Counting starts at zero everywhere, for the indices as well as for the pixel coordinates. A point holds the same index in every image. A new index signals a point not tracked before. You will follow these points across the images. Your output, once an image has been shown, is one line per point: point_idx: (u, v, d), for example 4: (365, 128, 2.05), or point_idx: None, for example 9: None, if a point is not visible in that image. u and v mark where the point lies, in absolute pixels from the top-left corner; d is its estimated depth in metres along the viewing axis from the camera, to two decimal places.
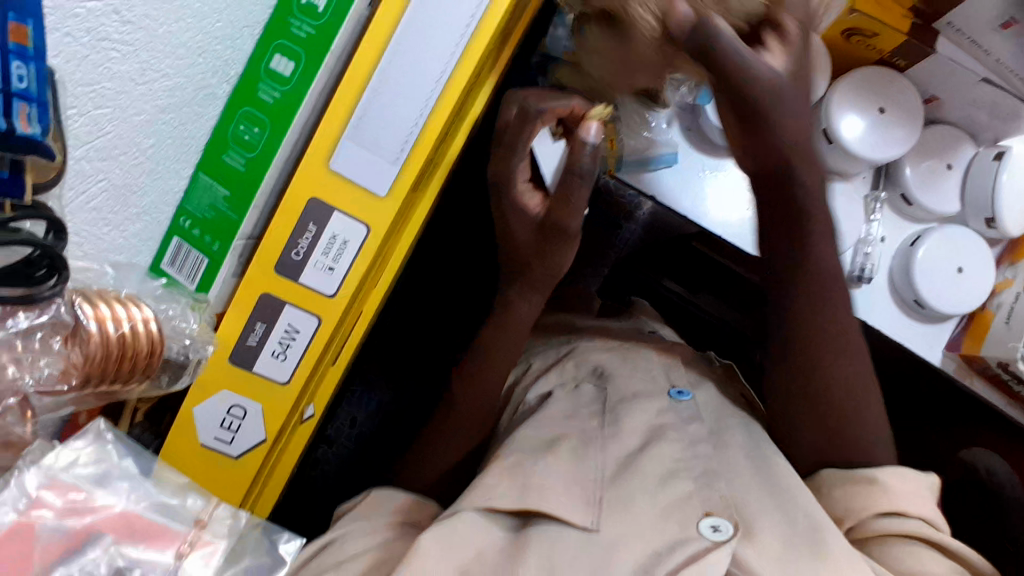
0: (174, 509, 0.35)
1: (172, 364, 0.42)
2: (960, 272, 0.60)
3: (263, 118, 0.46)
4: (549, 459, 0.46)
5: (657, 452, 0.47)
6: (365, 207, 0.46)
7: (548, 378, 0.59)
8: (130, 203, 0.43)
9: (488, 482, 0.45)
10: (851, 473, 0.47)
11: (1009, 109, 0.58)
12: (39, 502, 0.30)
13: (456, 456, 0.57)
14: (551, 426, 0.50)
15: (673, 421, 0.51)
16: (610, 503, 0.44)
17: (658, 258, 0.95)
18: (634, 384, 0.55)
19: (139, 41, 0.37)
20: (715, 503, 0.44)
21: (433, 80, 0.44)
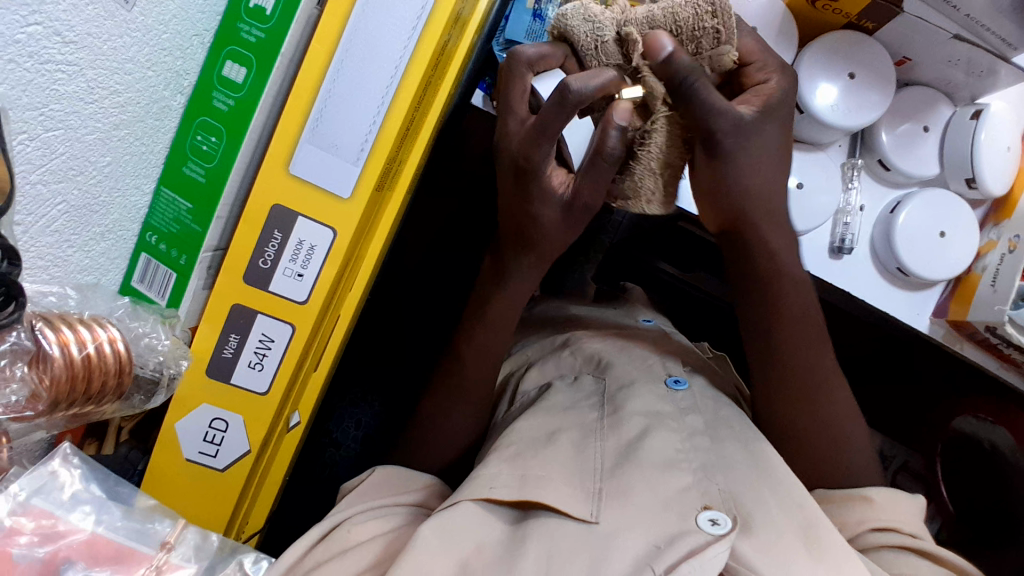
0: (142, 531, 0.38)
1: (143, 383, 0.44)
2: (943, 236, 0.59)
3: (219, 126, 0.45)
4: (548, 451, 0.46)
5: (655, 443, 0.46)
6: (329, 210, 0.46)
7: (545, 369, 0.60)
8: (93, 222, 0.43)
9: (489, 471, 0.44)
10: (849, 492, 0.50)
11: (985, 66, 0.57)
12: (14, 529, 0.33)
13: (455, 454, 0.56)
14: (549, 419, 0.50)
15: (670, 410, 0.50)
16: (608, 494, 0.43)
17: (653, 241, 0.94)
18: (631, 372, 0.55)
19: (83, 60, 0.36)
20: (715, 497, 0.42)
21: (387, 77, 0.43)
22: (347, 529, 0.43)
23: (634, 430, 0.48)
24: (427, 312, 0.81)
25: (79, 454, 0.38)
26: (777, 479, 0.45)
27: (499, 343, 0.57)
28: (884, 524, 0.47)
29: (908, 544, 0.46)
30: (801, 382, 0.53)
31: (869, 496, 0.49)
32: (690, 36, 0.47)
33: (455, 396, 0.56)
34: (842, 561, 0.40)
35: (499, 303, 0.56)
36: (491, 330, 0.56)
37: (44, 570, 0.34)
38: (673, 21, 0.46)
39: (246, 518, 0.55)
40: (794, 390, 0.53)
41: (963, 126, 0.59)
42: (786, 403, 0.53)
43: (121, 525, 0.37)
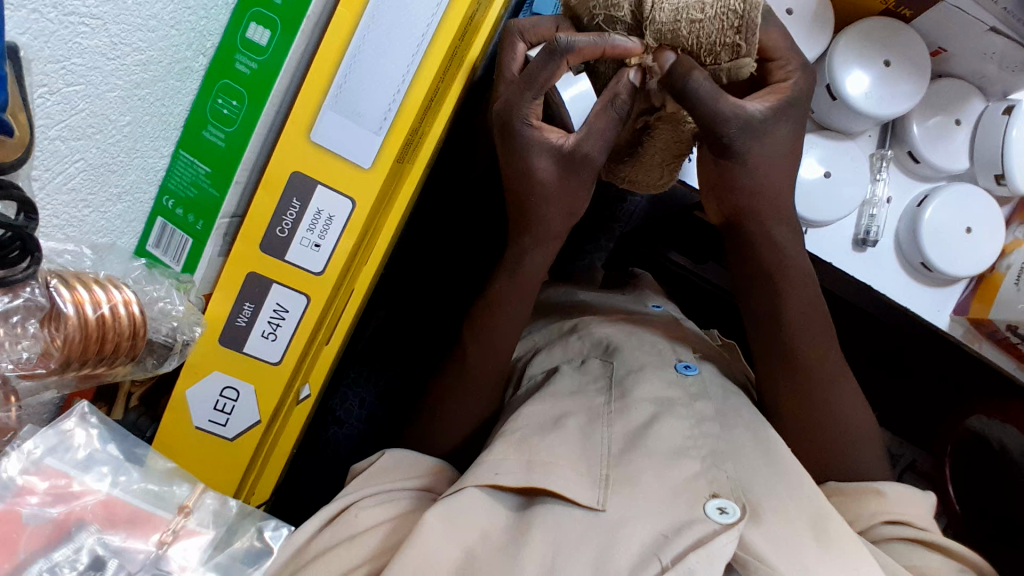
0: (159, 495, 0.38)
1: (156, 347, 0.43)
2: (970, 232, 0.58)
3: (240, 90, 0.44)
4: (555, 435, 0.45)
5: (666, 428, 0.46)
6: (350, 180, 0.45)
7: (552, 354, 0.59)
8: (110, 182, 0.42)
9: (494, 456, 0.43)
10: (860, 484, 0.49)
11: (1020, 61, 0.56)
12: (26, 488, 0.33)
13: (460, 437, 0.56)
14: (557, 402, 0.49)
15: (680, 396, 0.50)
16: (615, 481, 0.42)
17: (663, 232, 0.91)
18: (640, 357, 0.54)
19: (107, 14, 0.36)
20: (723, 485, 0.42)
21: (415, 45, 0.42)
22: (354, 514, 0.43)
23: (642, 417, 0.47)
24: (435, 292, 0.80)
25: (96, 413, 0.38)
26: (787, 467, 0.44)
27: (507, 324, 0.56)
28: (897, 517, 0.46)
29: (919, 537, 0.45)
30: (815, 375, 0.52)
31: (879, 488, 0.48)
32: (708, 50, 0.45)
33: (463, 377, 0.55)
34: (852, 553, 0.39)
35: (509, 283, 0.55)
36: (499, 311, 0.55)
37: (55, 530, 0.33)
38: (695, 37, 0.45)
39: (252, 490, 0.56)
40: (805, 379, 0.52)
41: (993, 121, 0.58)
42: (799, 395, 0.52)
43: (137, 487, 0.37)
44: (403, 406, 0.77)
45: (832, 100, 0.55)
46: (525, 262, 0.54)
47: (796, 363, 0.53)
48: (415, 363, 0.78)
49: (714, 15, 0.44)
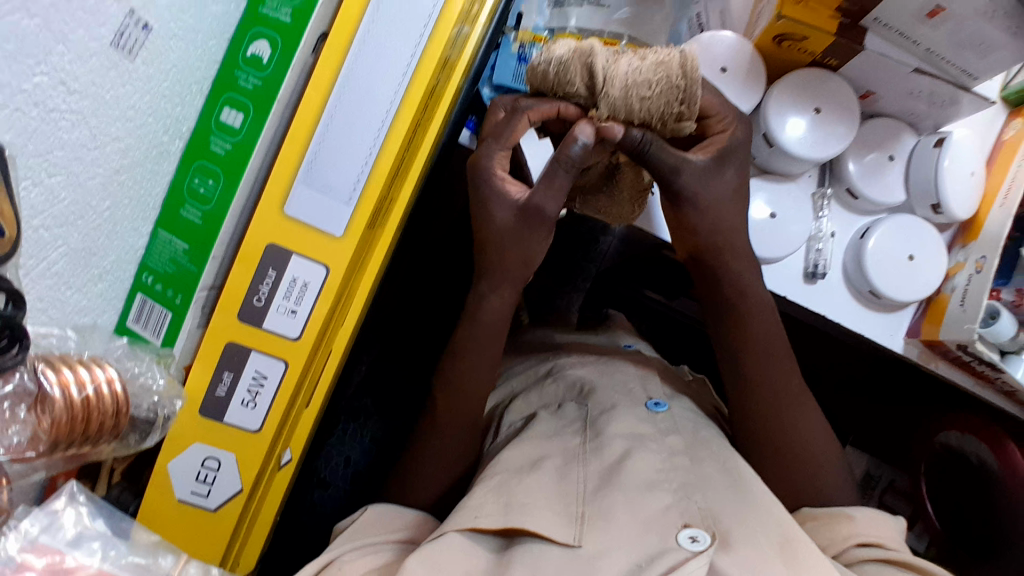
0: (147, 568, 0.37)
1: (139, 423, 0.43)
2: (912, 260, 0.61)
3: (216, 169, 0.46)
4: (532, 477, 0.47)
5: (639, 463, 0.47)
6: (323, 249, 0.47)
7: (530, 399, 0.61)
8: (92, 264, 0.44)
9: (472, 502, 0.45)
10: (829, 509, 0.51)
11: (947, 96, 0.56)
12: (24, 564, 0.32)
13: (439, 489, 0.56)
14: (534, 446, 0.51)
15: (651, 431, 0.51)
16: (590, 517, 0.44)
17: (633, 270, 0.96)
18: (613, 397, 0.56)
19: (86, 109, 0.38)
20: (694, 515, 0.43)
21: (379, 120, 0.45)
22: (339, 566, 0.44)
23: (615, 454, 0.48)
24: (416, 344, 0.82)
25: (84, 492, 0.40)
26: (755, 496, 0.46)
27: (484, 372, 0.57)
28: (868, 539, 0.48)
29: (890, 556, 0.46)
30: (778, 405, 0.55)
31: (850, 513, 0.50)
32: (658, 118, 0.49)
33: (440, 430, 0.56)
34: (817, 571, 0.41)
35: (480, 332, 0.57)
36: (473, 360, 0.57)
37: None
38: (646, 107, 0.49)
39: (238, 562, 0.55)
40: (767, 408, 0.55)
41: (926, 153, 0.60)
42: (764, 425, 0.55)
43: (126, 561, 0.37)
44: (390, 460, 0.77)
45: (770, 147, 0.59)
46: (494, 311, 0.57)
47: (759, 393, 0.55)
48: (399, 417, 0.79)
49: (659, 91, 0.48)
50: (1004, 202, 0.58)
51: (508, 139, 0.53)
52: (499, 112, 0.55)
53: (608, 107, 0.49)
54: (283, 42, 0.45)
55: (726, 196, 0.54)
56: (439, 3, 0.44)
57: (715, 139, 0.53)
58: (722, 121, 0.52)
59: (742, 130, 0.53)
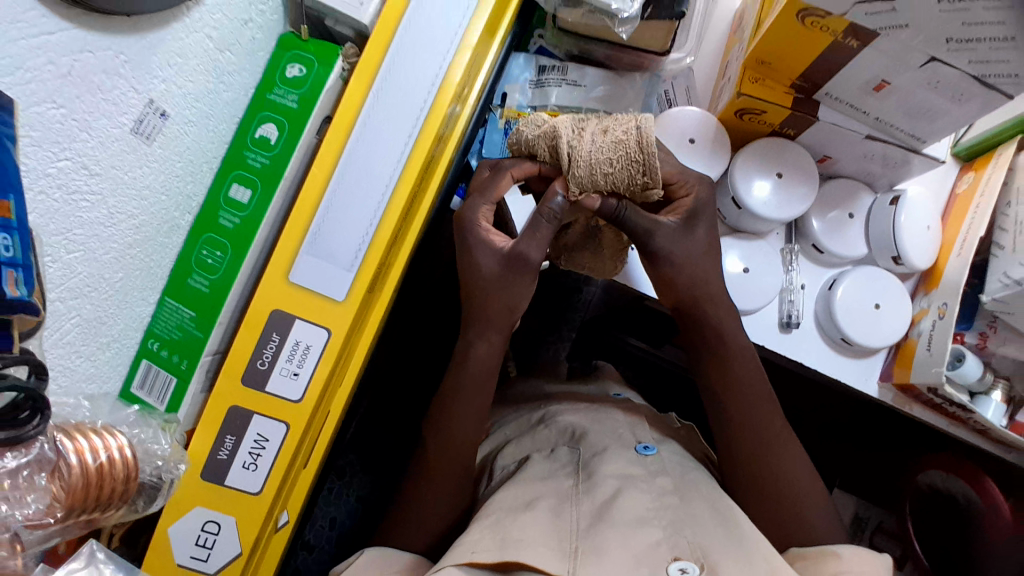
0: None
1: (145, 488, 0.44)
2: (878, 308, 0.64)
3: (225, 241, 0.49)
4: (526, 515, 0.48)
5: (629, 501, 0.49)
6: (325, 313, 0.49)
7: (523, 444, 0.63)
8: (101, 333, 0.46)
9: (469, 540, 0.46)
10: (814, 550, 0.50)
11: (899, 158, 0.61)
12: None
13: (433, 536, 0.56)
14: (528, 489, 0.52)
15: (640, 472, 0.53)
16: (583, 551, 0.44)
17: (620, 319, 0.97)
18: (604, 440, 0.58)
19: (105, 190, 0.41)
20: (683, 549, 0.45)
21: (379, 193, 0.49)
22: None
23: (606, 492, 0.50)
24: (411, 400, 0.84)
25: (106, 550, 0.39)
26: (742, 530, 0.48)
27: (477, 422, 0.59)
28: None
29: None
30: (763, 448, 0.57)
31: (836, 551, 0.49)
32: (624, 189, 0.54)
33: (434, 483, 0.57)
34: None
35: (473, 382, 0.59)
36: (466, 408, 0.59)
37: None
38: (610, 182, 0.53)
39: None
40: (751, 450, 0.57)
41: (883, 210, 0.65)
42: (751, 471, 0.56)
43: None
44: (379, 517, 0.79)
45: (739, 209, 0.63)
46: (487, 361, 0.59)
47: (742, 432, 0.58)
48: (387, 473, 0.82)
49: (620, 167, 0.52)
50: (961, 253, 0.62)
51: (493, 195, 0.57)
52: (483, 171, 0.59)
53: (577, 187, 0.52)
54: (291, 126, 0.49)
55: (699, 251, 0.58)
56: (433, 89, 0.49)
57: (680, 204, 0.57)
58: (683, 186, 0.56)
59: (705, 191, 0.57)
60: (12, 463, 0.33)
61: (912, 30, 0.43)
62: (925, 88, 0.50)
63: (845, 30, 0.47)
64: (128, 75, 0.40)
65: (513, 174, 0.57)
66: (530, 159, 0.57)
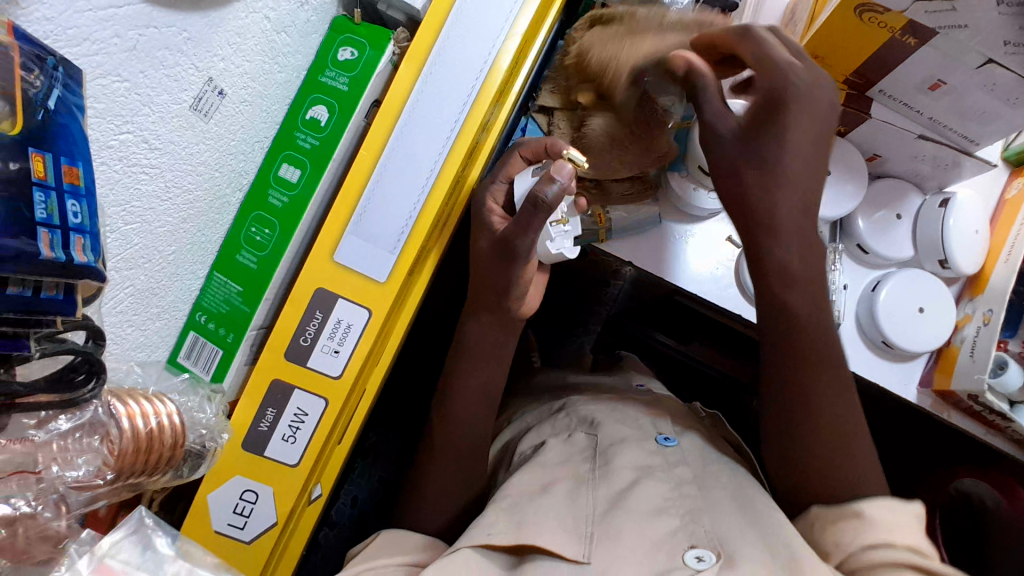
0: None
1: (191, 454, 0.45)
2: (921, 311, 0.62)
3: (274, 221, 0.50)
4: (542, 499, 0.50)
5: (646, 490, 0.50)
6: (367, 292, 0.50)
7: (542, 431, 0.64)
8: (153, 303, 0.48)
9: (485, 521, 0.48)
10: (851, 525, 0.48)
11: (950, 160, 0.59)
12: None
13: (447, 514, 0.57)
14: (540, 475, 0.54)
15: (660, 462, 0.53)
16: (599, 537, 0.46)
17: (649, 314, 0.98)
18: (622, 431, 0.58)
19: (163, 164, 0.42)
20: (700, 537, 0.45)
21: (425, 175, 0.49)
22: None
23: (623, 481, 0.51)
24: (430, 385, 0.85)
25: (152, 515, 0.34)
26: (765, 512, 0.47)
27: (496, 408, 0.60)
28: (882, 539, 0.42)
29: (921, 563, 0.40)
30: None
31: (859, 508, 0.45)
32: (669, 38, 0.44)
33: (455, 463, 0.58)
34: None
35: (496, 366, 0.61)
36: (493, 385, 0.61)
37: None
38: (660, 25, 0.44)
39: None
40: None
41: (932, 212, 0.63)
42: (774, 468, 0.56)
43: None
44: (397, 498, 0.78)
45: None
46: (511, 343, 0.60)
47: None
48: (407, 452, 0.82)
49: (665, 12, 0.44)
50: (1008, 258, 0.60)
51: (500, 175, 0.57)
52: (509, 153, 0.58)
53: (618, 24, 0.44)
54: (341, 109, 0.49)
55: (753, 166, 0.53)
56: (482, 76, 0.49)
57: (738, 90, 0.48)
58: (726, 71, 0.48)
59: None
60: (64, 425, 0.36)
61: (971, 30, 0.43)
62: (982, 91, 0.49)
63: (903, 28, 0.46)
64: (190, 53, 0.41)
65: (524, 155, 0.56)
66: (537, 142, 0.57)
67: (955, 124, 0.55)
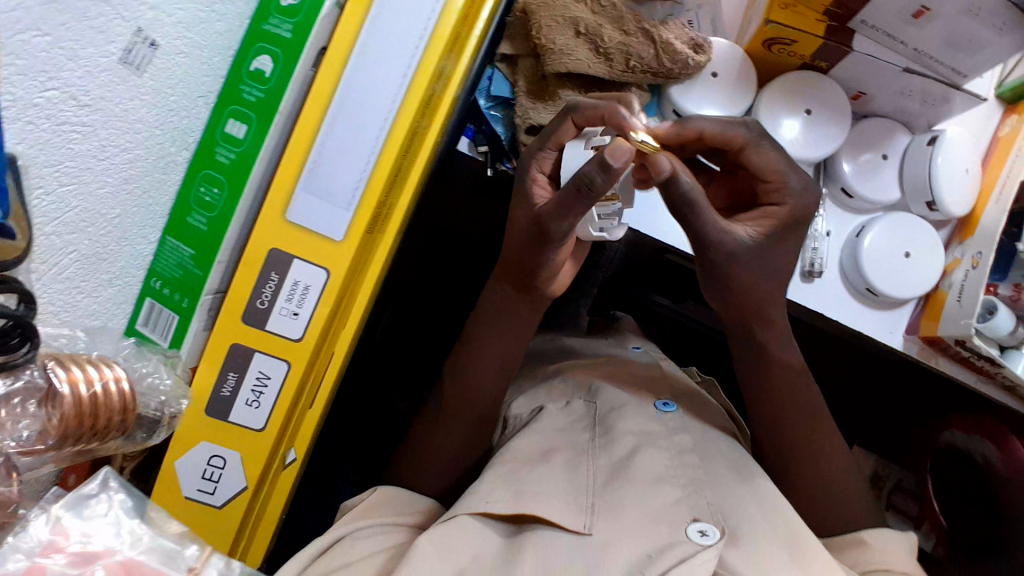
0: (171, 556, 0.35)
1: (146, 421, 0.46)
2: (908, 256, 0.60)
3: (222, 179, 0.48)
4: (544, 466, 0.50)
5: (647, 458, 0.51)
6: (322, 252, 0.48)
7: (537, 395, 0.63)
8: (101, 269, 0.46)
9: (482, 488, 0.48)
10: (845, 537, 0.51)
11: (940, 95, 0.56)
12: (53, 546, 0.33)
13: (446, 481, 0.59)
14: (548, 439, 0.54)
15: (660, 429, 0.55)
16: (600, 508, 0.46)
17: (647, 273, 0.96)
18: (621, 396, 0.59)
19: (96, 121, 0.40)
20: (703, 509, 0.46)
21: (378, 126, 0.47)
22: (350, 543, 0.47)
23: (624, 449, 0.52)
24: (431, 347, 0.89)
25: (118, 477, 0.38)
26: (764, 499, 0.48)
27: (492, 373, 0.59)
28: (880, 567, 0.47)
29: None
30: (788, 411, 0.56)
31: (862, 538, 0.50)
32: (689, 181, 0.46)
33: (452, 431, 0.58)
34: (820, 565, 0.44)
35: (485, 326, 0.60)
36: (490, 361, 0.59)
37: None
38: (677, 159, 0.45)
39: (246, 548, 0.57)
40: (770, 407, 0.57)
41: (920, 151, 0.60)
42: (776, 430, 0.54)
43: (150, 549, 0.35)
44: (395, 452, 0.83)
45: None
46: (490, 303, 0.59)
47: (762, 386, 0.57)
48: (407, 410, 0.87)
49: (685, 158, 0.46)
50: (999, 198, 0.58)
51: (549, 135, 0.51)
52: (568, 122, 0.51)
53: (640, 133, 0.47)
54: (285, 57, 0.46)
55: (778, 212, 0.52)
56: (433, 18, 0.46)
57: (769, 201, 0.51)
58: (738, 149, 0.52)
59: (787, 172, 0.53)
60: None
61: None
62: (968, 16, 0.46)
63: None
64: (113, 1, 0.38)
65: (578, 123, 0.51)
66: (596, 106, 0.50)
67: (944, 56, 0.51)
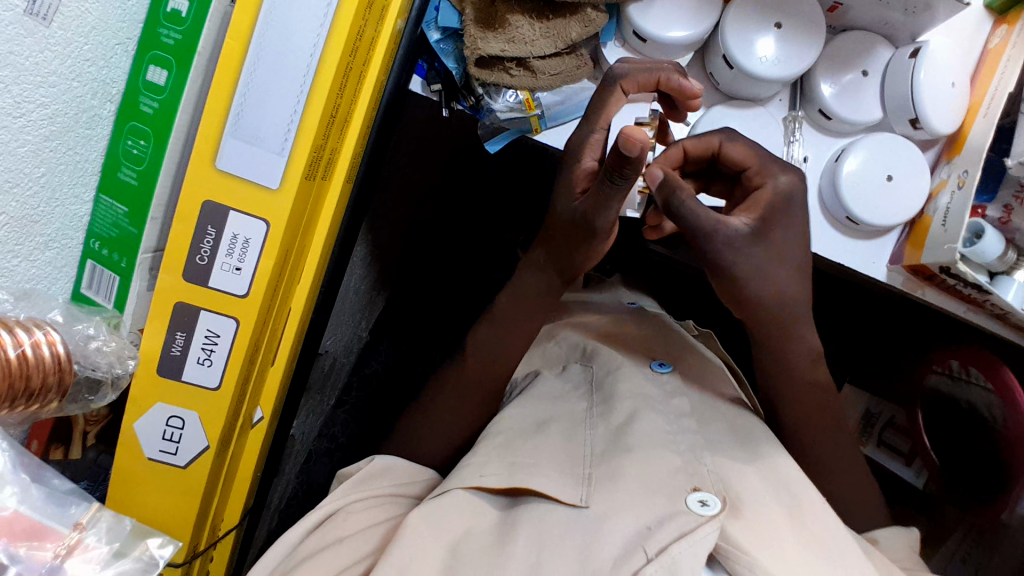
0: (60, 510, 0.42)
1: (82, 382, 0.47)
2: (890, 180, 0.56)
3: (147, 130, 0.46)
4: (538, 437, 0.49)
5: (647, 422, 0.50)
6: (260, 202, 0.46)
7: (533, 359, 0.64)
8: (35, 232, 0.44)
9: (477, 461, 0.47)
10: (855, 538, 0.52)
11: (921, 2, 0.52)
12: None
13: (448, 449, 0.57)
14: (542, 408, 0.53)
15: (657, 393, 0.54)
16: (598, 478, 0.46)
17: None
18: (618, 358, 0.58)
19: (6, 77, 0.37)
20: (703, 478, 0.45)
21: (303, 65, 0.44)
22: (343, 519, 0.48)
23: (623, 415, 0.51)
24: (432, 309, 0.92)
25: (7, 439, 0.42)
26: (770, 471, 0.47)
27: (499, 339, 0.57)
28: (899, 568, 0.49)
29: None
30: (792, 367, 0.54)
31: (873, 538, 0.52)
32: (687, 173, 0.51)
33: (440, 395, 0.58)
34: (818, 534, 0.44)
35: None
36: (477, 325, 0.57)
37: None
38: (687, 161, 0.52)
39: (219, 506, 0.57)
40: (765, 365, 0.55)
41: (901, 65, 0.55)
42: (777, 379, 0.53)
43: (41, 503, 0.41)
44: (394, 409, 0.87)
45: (731, 70, 0.55)
46: None
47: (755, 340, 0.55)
48: (404, 369, 0.89)
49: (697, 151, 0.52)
50: (986, 112, 0.53)
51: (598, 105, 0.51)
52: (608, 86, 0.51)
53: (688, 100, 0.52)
54: None
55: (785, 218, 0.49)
56: None
57: (758, 198, 0.49)
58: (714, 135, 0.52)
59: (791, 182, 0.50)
60: None
61: None
62: None
63: None
64: None
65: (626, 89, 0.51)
66: (646, 68, 0.51)
67: None
